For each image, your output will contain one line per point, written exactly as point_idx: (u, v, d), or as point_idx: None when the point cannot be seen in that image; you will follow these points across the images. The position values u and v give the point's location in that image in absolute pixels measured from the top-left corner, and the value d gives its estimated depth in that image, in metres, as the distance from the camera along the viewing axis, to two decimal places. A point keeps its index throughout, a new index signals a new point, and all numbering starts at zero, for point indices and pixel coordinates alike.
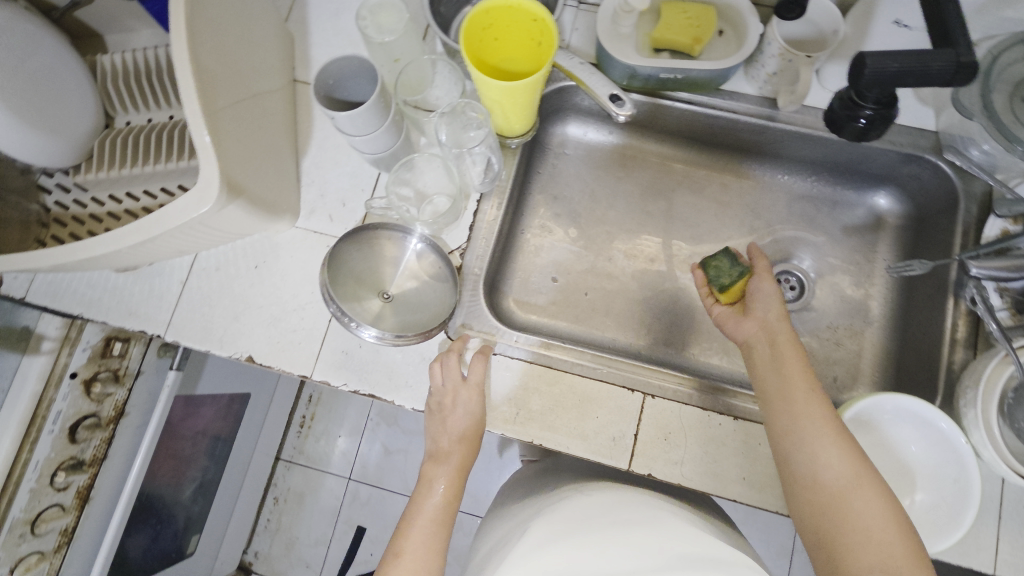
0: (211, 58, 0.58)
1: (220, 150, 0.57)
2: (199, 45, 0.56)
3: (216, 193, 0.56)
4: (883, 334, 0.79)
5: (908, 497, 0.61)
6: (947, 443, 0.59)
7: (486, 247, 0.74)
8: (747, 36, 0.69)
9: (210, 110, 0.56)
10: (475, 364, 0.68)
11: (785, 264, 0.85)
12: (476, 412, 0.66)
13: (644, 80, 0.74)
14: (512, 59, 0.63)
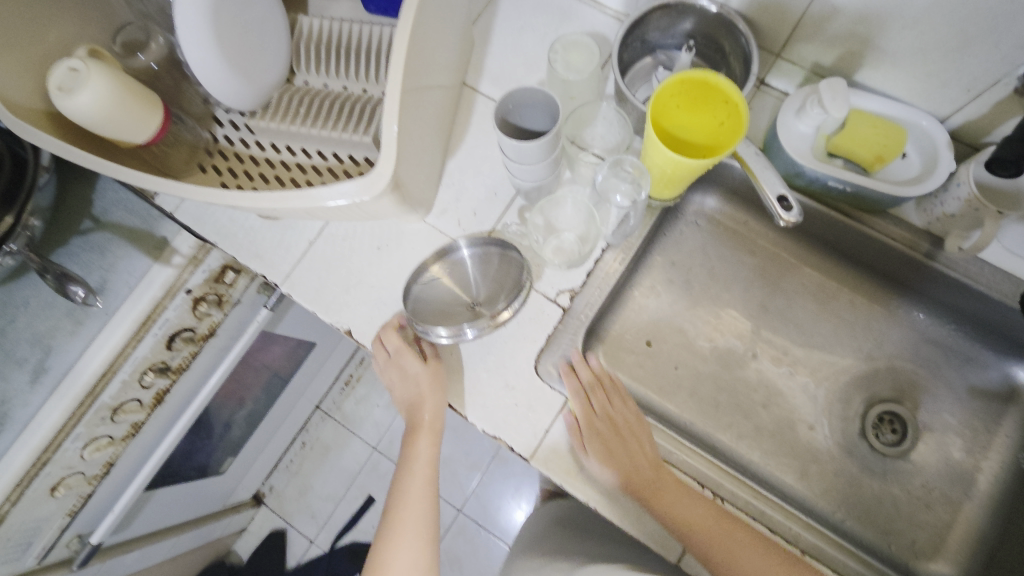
0: (413, 56, 0.61)
1: (397, 143, 0.59)
2: (411, 42, 0.59)
3: (383, 183, 0.59)
4: (984, 513, 0.73)
5: None
6: None
7: (597, 296, 0.74)
8: (936, 171, 0.65)
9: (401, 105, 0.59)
10: (393, 338, 0.73)
11: (893, 404, 0.80)
12: (424, 378, 0.72)
13: (807, 181, 0.71)
14: (685, 127, 0.62)
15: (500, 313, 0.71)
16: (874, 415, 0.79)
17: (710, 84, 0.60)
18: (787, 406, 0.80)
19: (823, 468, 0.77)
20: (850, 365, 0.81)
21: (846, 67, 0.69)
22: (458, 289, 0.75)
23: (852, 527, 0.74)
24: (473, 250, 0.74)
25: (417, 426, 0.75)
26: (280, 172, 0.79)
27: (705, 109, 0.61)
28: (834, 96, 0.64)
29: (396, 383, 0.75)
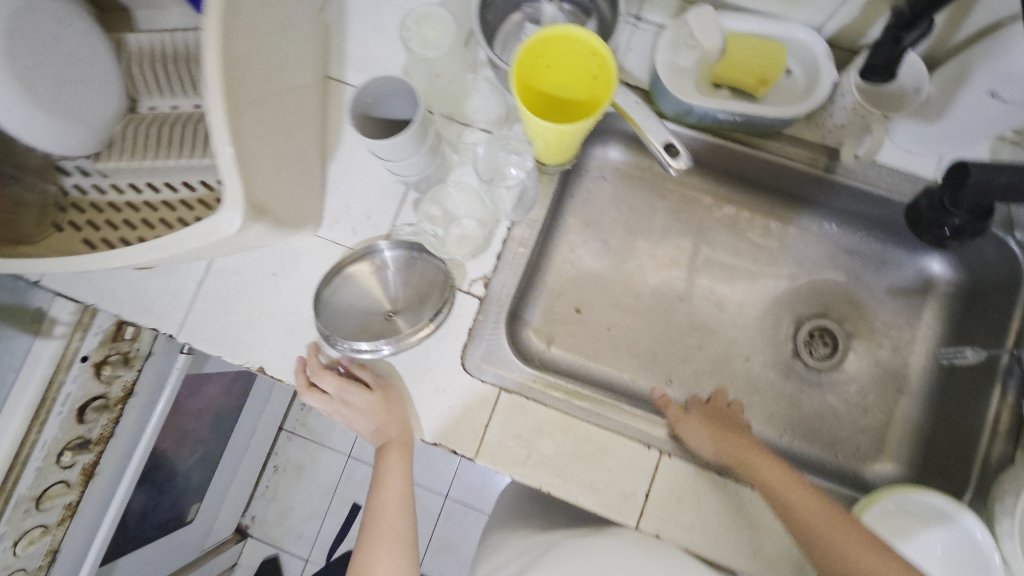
0: (241, 64, 0.54)
1: (244, 168, 0.53)
2: (235, 48, 0.52)
3: (238, 215, 0.53)
4: (917, 407, 0.76)
5: None
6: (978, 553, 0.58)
7: (512, 277, 0.71)
8: (820, 83, 0.64)
9: (237, 122, 0.52)
10: (329, 377, 0.68)
11: (822, 320, 0.81)
12: (377, 407, 0.67)
13: (699, 117, 0.69)
14: (562, 86, 0.59)
15: (419, 329, 0.66)
16: (805, 334, 0.81)
17: (570, 36, 0.55)
18: (723, 343, 0.81)
19: (765, 396, 0.78)
20: (776, 289, 0.82)
21: None
22: (373, 294, 0.69)
23: (800, 447, 0.76)
24: (392, 252, 0.69)
25: (382, 452, 0.69)
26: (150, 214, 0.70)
27: (573, 63, 0.57)
28: (699, 27, 0.63)
29: (350, 419, 0.69)
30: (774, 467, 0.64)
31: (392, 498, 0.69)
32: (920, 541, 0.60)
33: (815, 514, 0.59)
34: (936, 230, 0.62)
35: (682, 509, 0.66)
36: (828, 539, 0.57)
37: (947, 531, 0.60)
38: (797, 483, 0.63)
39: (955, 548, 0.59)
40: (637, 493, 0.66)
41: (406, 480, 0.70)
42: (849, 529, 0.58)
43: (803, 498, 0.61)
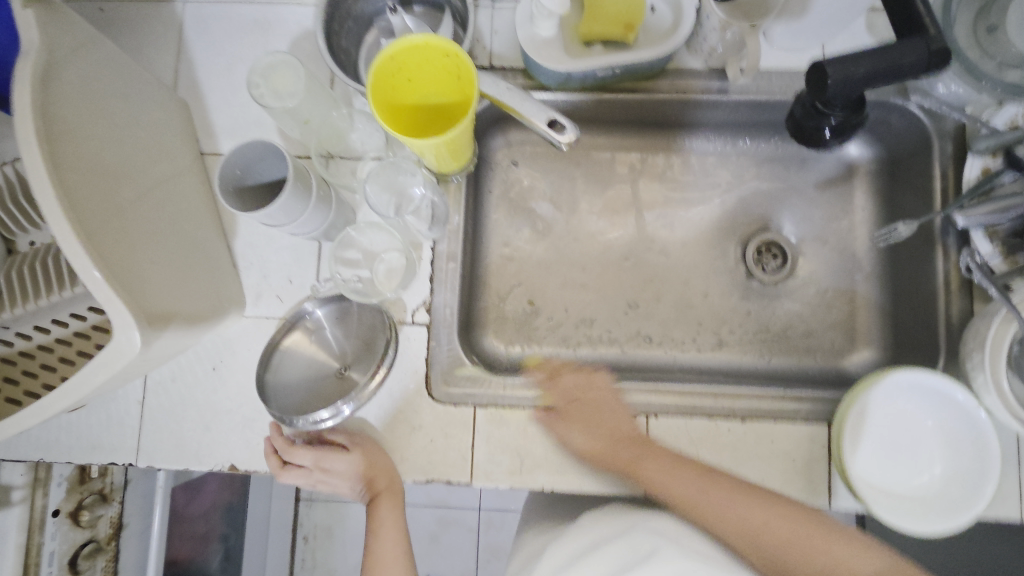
0: (83, 183, 0.50)
1: (121, 284, 0.50)
2: (63, 169, 0.48)
3: (135, 332, 0.50)
4: (876, 288, 0.76)
5: (926, 471, 0.60)
6: (966, 415, 0.58)
7: (452, 293, 0.69)
8: (685, 13, 0.63)
9: (93, 243, 0.49)
10: (300, 453, 0.65)
11: (765, 234, 0.81)
12: (359, 465, 0.65)
13: (580, 80, 0.67)
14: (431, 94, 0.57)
15: (374, 374, 0.64)
16: (753, 251, 0.81)
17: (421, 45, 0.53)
18: (679, 287, 0.80)
19: (732, 324, 0.79)
20: (713, 218, 0.81)
21: None
22: (316, 358, 0.66)
23: (779, 362, 0.76)
24: (325, 312, 0.67)
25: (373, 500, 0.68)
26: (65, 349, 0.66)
27: (432, 71, 0.55)
28: None
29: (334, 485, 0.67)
30: (687, 479, 0.59)
31: (387, 548, 0.67)
32: (909, 415, 0.61)
33: (820, 555, 0.53)
34: (817, 135, 0.61)
35: None
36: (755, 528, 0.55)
37: (936, 403, 0.60)
38: (800, 519, 0.55)
39: (945, 415, 0.60)
40: None
41: (400, 530, 0.68)
42: (778, 508, 0.56)
43: (782, 531, 0.54)
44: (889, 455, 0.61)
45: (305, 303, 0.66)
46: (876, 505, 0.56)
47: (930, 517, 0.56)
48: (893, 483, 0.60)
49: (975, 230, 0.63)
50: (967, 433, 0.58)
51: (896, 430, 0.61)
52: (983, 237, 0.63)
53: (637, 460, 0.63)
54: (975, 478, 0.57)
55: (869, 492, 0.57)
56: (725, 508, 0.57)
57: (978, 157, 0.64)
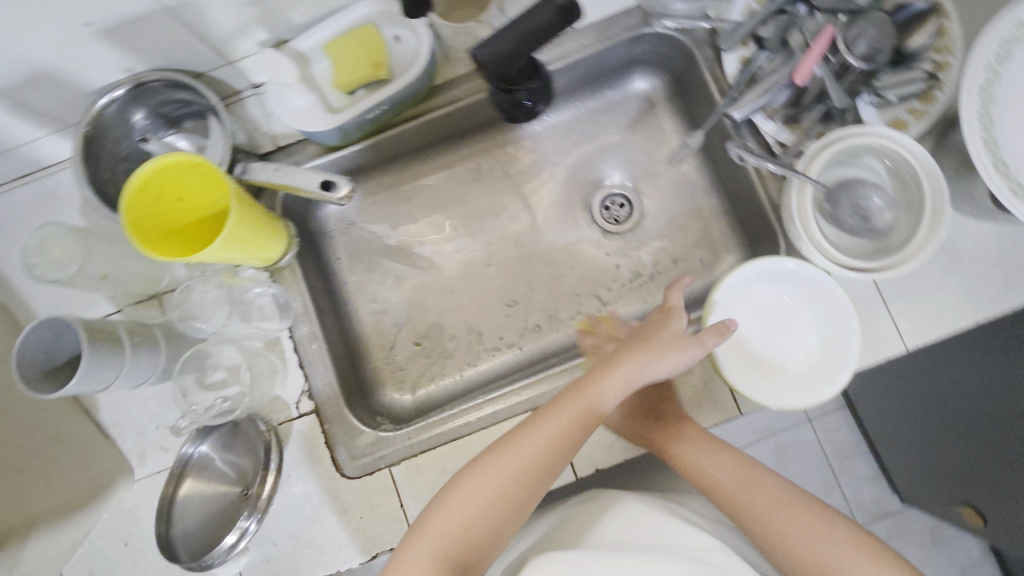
0: None
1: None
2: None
3: None
4: (714, 196, 0.79)
5: (801, 347, 0.64)
6: (816, 282, 0.63)
7: (327, 370, 0.69)
8: (420, 36, 0.66)
9: None
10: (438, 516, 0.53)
11: (602, 189, 0.83)
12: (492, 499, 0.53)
13: (357, 128, 0.69)
14: (205, 204, 0.57)
15: (263, 490, 0.63)
16: (599, 209, 0.83)
17: (164, 166, 0.52)
18: (547, 270, 0.82)
19: (606, 283, 0.81)
20: (551, 195, 0.84)
21: (278, 27, 0.64)
22: (214, 492, 0.65)
23: (660, 299, 0.79)
24: (209, 445, 0.66)
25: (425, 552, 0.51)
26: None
27: (194, 183, 0.54)
28: (271, 69, 0.61)
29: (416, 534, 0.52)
30: (692, 447, 0.63)
31: None
32: (769, 299, 0.66)
33: (771, 500, 0.58)
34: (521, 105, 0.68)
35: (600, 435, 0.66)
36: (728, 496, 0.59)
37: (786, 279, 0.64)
38: (768, 484, 0.59)
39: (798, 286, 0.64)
40: None
41: None
42: (762, 483, 0.59)
43: (751, 492, 0.59)
44: (763, 343, 0.65)
45: (183, 446, 0.64)
46: (765, 395, 0.60)
47: (810, 387, 0.61)
48: (776, 368, 0.64)
49: (756, 116, 0.67)
50: (821, 295, 0.63)
51: (764, 318, 0.66)
52: (764, 119, 0.67)
53: (669, 443, 0.64)
54: (840, 333, 0.61)
55: (755, 386, 0.61)
56: (724, 478, 0.61)
57: (731, 51, 0.68)
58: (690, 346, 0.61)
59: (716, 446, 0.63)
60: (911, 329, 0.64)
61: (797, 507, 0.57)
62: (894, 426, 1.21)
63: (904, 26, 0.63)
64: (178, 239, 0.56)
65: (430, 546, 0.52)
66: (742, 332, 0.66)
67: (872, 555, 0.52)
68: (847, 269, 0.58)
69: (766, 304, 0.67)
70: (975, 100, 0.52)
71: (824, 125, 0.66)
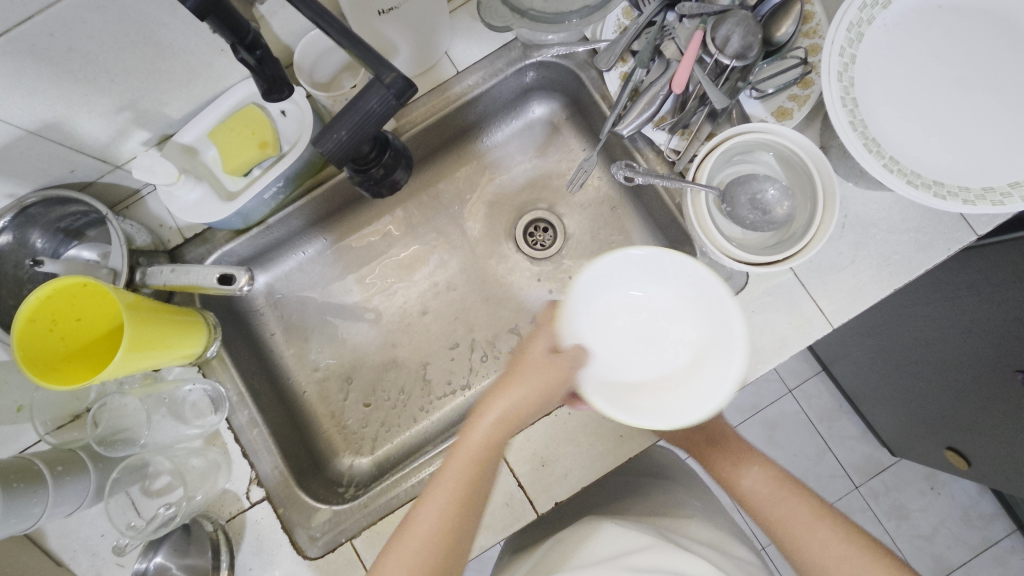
0: None
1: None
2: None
3: None
4: (632, 208, 0.80)
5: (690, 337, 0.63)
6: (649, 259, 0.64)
7: (273, 452, 0.68)
8: (301, 107, 0.66)
9: None
10: (431, 501, 0.56)
11: (523, 217, 0.84)
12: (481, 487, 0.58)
13: (261, 207, 0.69)
14: (101, 325, 0.56)
15: None
16: (524, 237, 0.84)
17: (56, 289, 0.52)
18: (483, 306, 0.82)
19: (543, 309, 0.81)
20: (476, 232, 0.84)
21: (157, 124, 0.65)
22: None
23: None
24: (163, 554, 0.64)
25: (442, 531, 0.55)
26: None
27: (82, 304, 0.54)
28: (149, 172, 0.60)
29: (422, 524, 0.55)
30: (722, 456, 0.67)
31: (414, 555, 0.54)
32: (663, 333, 0.65)
33: (802, 517, 0.60)
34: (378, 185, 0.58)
35: (553, 468, 0.65)
36: (749, 499, 0.64)
37: (671, 283, 0.65)
38: (790, 492, 0.62)
39: (689, 303, 0.64)
40: (515, 494, 0.65)
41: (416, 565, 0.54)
42: (786, 490, 0.62)
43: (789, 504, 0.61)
44: (623, 351, 0.65)
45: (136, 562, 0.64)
46: (693, 406, 0.59)
47: (666, 406, 0.59)
48: (633, 375, 0.63)
49: (646, 128, 0.68)
50: (723, 333, 0.61)
51: (630, 326, 0.66)
52: (654, 129, 0.68)
53: (706, 446, 0.68)
54: (716, 318, 0.62)
55: (663, 404, 0.59)
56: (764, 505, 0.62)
57: (611, 69, 0.69)
58: (575, 351, 0.63)
59: (745, 454, 0.66)
60: (834, 307, 0.65)
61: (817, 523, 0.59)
62: (868, 387, 1.21)
63: (770, 17, 0.66)
64: (79, 363, 0.55)
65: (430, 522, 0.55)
66: (612, 348, 0.65)
67: (851, 546, 0.57)
68: (743, 264, 0.60)
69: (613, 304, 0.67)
70: (835, 84, 0.54)
71: (713, 124, 0.67)
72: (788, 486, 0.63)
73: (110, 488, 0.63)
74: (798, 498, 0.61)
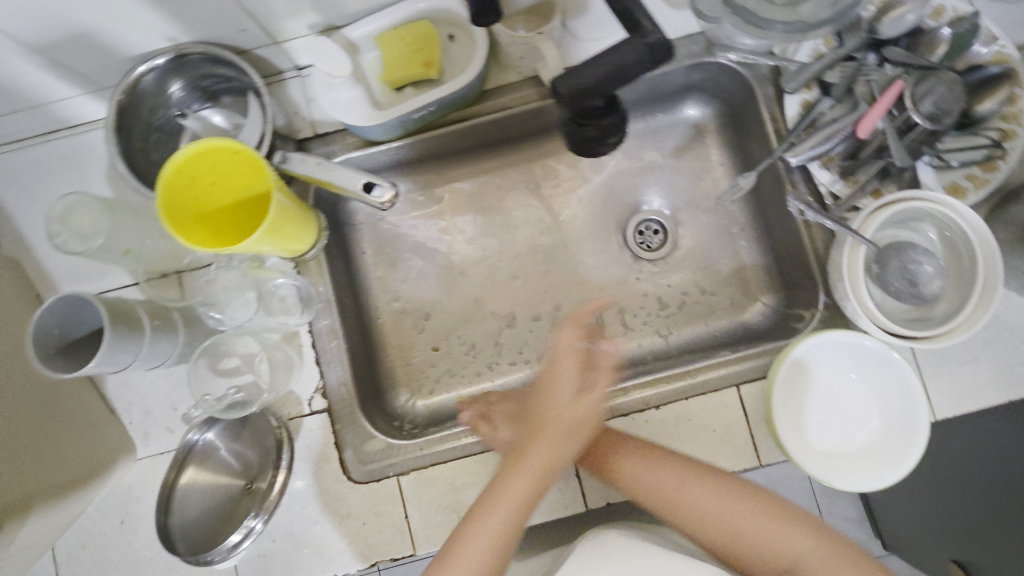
0: None
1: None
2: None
3: None
4: (752, 238, 0.78)
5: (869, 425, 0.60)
6: (879, 355, 0.59)
7: (344, 368, 0.68)
8: (477, 37, 0.63)
9: None
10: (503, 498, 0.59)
11: (639, 213, 0.81)
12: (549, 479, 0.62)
13: (404, 126, 0.66)
14: (239, 191, 0.55)
15: (276, 482, 0.62)
16: (633, 233, 0.81)
17: (208, 148, 0.51)
18: (574, 289, 0.80)
19: (631, 309, 0.79)
20: (585, 213, 0.81)
21: (332, 12, 0.63)
22: (215, 481, 0.63)
23: (685, 335, 0.77)
24: (215, 433, 0.65)
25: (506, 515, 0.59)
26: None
27: (228, 169, 0.52)
28: (321, 57, 0.59)
29: (487, 521, 0.58)
30: (706, 481, 0.61)
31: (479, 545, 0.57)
32: (848, 416, 0.61)
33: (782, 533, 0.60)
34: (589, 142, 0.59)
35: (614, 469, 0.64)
36: (733, 528, 0.61)
37: (874, 382, 0.61)
38: (785, 516, 0.61)
39: (883, 399, 0.60)
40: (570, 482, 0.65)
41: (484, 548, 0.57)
42: (765, 512, 0.61)
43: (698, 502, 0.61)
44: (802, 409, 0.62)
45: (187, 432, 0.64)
46: (850, 480, 0.57)
47: (830, 473, 0.58)
48: (808, 433, 0.60)
49: (811, 164, 0.66)
50: (898, 444, 0.58)
51: (822, 388, 0.62)
52: (821, 167, 0.66)
53: (686, 473, 0.62)
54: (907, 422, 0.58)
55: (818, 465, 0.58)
56: (694, 499, 0.61)
57: (794, 94, 0.67)
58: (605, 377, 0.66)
59: (710, 472, 0.62)
60: (944, 400, 0.63)
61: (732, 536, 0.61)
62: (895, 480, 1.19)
63: (978, 87, 0.60)
64: (201, 222, 0.53)
65: (495, 522, 0.58)
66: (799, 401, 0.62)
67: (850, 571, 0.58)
68: (884, 331, 0.57)
69: (826, 394, 0.62)
70: None
71: (882, 181, 0.64)
72: (772, 513, 0.61)
73: (196, 352, 0.65)
74: (779, 523, 0.61)
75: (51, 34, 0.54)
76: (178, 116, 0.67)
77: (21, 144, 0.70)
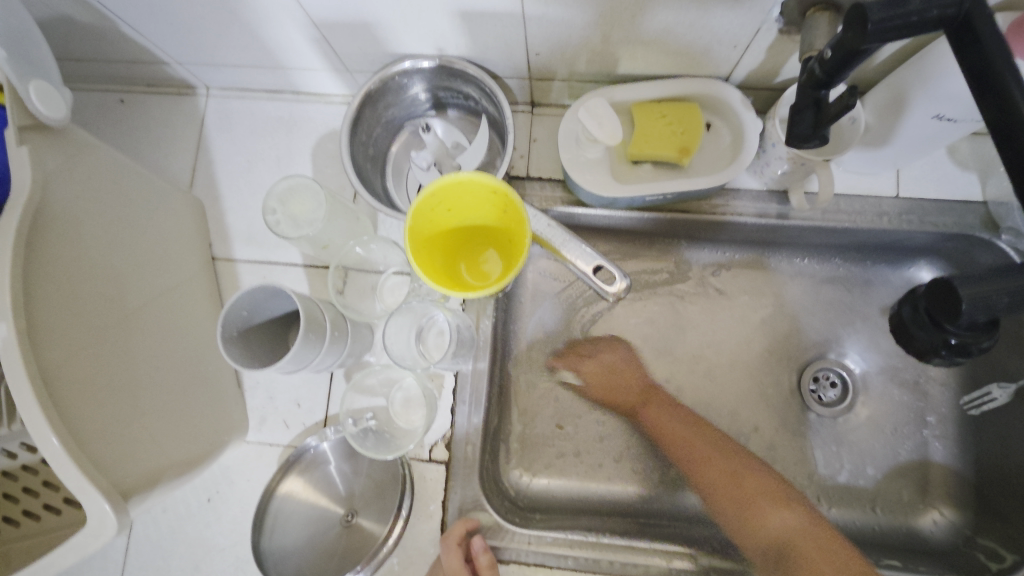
0: (59, 328, 0.44)
1: (85, 455, 0.43)
2: (41, 328, 0.42)
3: (110, 511, 0.43)
4: (949, 437, 0.67)
5: None
6: None
7: (475, 427, 0.61)
8: (747, 137, 0.56)
9: (66, 413, 0.42)
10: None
11: (823, 359, 0.70)
12: None
13: (628, 202, 0.61)
14: (475, 216, 0.53)
15: (384, 531, 0.56)
16: (809, 380, 0.70)
17: (469, 179, 0.47)
18: (730, 419, 0.70)
19: (788, 466, 0.68)
20: (765, 341, 0.71)
21: (603, 67, 0.59)
22: (316, 500, 0.59)
23: (839, 517, 0.66)
24: (331, 446, 0.60)
25: None
26: (2, 484, 0.58)
27: (478, 200, 0.50)
28: (593, 118, 0.54)
29: None
30: (709, 446, 0.60)
31: None
32: None
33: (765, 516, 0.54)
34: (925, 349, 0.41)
35: None
36: (705, 477, 0.59)
37: None
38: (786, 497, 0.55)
39: None
40: None
41: None
42: (730, 457, 0.59)
43: (681, 429, 0.62)
44: None
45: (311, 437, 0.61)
46: None
47: None
48: None
49: None
50: None
51: None
52: None
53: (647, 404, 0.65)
54: None
55: None
56: (706, 460, 0.59)
57: None
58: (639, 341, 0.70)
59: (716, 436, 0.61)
60: None
61: (659, 389, 0.67)
62: None
63: None
64: (439, 268, 0.51)
65: None
66: None
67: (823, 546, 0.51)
68: None
69: None
70: None
71: None
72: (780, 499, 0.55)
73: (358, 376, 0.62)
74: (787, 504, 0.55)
75: (340, 15, 0.52)
76: (422, 131, 0.65)
77: (245, 94, 0.69)
